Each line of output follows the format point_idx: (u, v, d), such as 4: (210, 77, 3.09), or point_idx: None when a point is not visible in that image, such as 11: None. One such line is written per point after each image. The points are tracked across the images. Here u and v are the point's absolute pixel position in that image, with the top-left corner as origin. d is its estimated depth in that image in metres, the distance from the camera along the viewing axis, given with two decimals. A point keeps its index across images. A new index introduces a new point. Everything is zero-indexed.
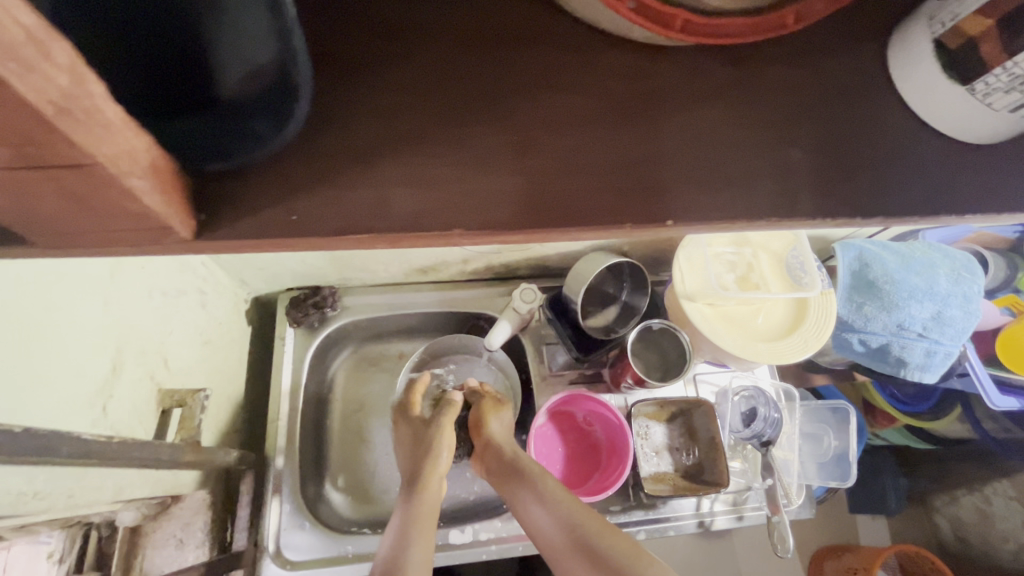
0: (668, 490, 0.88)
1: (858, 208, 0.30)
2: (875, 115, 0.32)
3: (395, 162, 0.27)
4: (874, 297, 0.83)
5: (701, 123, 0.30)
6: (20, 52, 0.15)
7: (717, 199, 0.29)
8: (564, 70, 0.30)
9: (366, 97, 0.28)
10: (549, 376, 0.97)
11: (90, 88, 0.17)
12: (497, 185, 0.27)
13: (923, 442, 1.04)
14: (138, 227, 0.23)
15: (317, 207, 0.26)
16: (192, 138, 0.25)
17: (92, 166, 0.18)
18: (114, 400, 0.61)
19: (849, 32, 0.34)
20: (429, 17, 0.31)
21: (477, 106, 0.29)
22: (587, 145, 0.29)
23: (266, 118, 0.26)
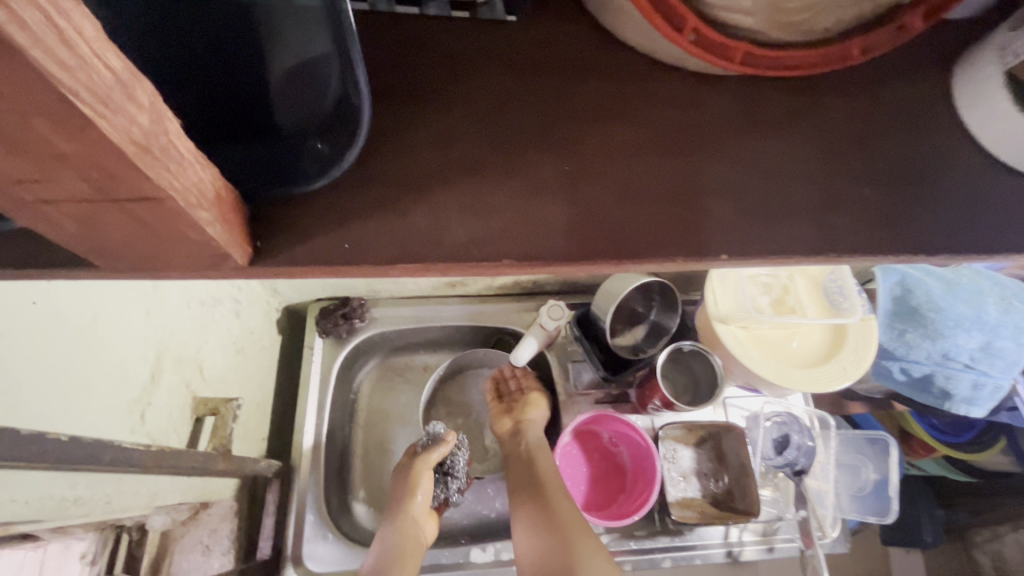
0: (695, 517, 0.86)
1: (923, 245, 0.29)
2: (938, 147, 0.31)
3: (449, 191, 0.27)
4: (916, 324, 0.80)
5: (757, 154, 0.30)
6: (111, 96, 0.15)
7: (774, 232, 0.28)
8: (615, 100, 0.30)
9: (422, 125, 0.29)
10: (575, 395, 0.95)
11: (166, 126, 0.17)
12: (549, 216, 0.27)
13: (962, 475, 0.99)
14: (198, 254, 0.23)
15: (371, 235, 0.26)
16: (262, 162, 0.27)
17: (165, 201, 0.19)
18: (152, 407, 0.62)
19: (909, 61, 0.33)
20: (484, 47, 0.31)
21: (530, 135, 0.29)
22: (640, 175, 0.29)
23: (330, 138, 0.27)
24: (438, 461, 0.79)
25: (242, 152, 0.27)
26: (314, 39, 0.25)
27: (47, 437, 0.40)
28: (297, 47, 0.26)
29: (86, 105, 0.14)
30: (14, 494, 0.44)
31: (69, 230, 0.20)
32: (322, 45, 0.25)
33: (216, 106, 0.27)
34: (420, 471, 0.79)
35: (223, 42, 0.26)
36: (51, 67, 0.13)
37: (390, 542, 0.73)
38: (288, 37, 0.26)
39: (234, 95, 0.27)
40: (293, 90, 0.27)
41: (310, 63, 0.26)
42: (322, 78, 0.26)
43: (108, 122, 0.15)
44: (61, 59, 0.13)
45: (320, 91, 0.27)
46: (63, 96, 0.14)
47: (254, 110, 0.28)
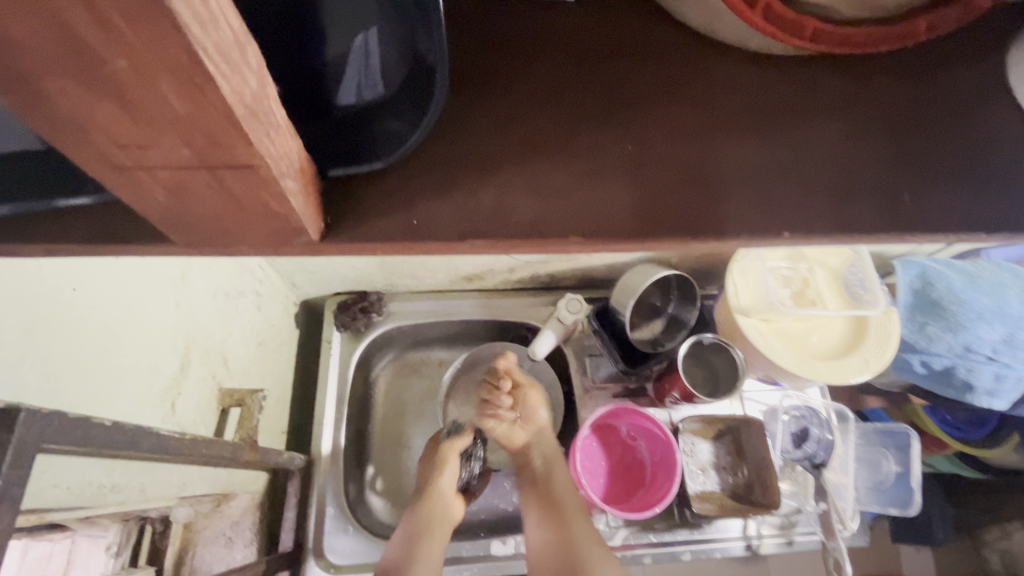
0: (715, 510, 0.86)
1: (982, 224, 0.29)
2: (992, 126, 0.31)
3: (515, 170, 0.28)
4: (937, 317, 0.81)
5: (815, 135, 0.30)
6: (230, 54, 0.15)
7: (838, 213, 0.28)
8: (675, 83, 0.30)
9: (486, 105, 0.29)
10: (592, 389, 0.95)
11: (267, 90, 0.17)
12: (612, 195, 0.27)
13: (977, 470, 0.99)
14: (276, 228, 0.23)
15: (437, 214, 0.26)
16: (337, 141, 0.27)
17: (258, 167, 0.19)
18: (181, 397, 0.62)
19: (961, 45, 0.33)
20: (544, 31, 0.31)
21: (594, 117, 0.29)
22: (701, 154, 0.29)
23: (402, 115, 0.26)
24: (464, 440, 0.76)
25: (318, 132, 0.27)
26: (366, 20, 0.24)
27: (92, 423, 0.40)
28: (348, 29, 0.25)
29: (209, 61, 0.14)
30: (58, 480, 0.44)
31: (159, 199, 0.20)
32: (375, 24, 0.25)
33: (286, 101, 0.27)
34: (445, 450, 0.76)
35: (277, 39, 0.25)
36: (190, 23, 0.13)
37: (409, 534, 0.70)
38: (341, 23, 0.25)
39: (299, 87, 0.27)
40: (351, 71, 0.26)
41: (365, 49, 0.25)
42: (376, 57, 0.26)
43: (225, 80, 0.15)
44: (196, 15, 0.13)
45: (361, 74, 0.26)
46: (193, 50, 0.14)
47: (321, 99, 0.27)
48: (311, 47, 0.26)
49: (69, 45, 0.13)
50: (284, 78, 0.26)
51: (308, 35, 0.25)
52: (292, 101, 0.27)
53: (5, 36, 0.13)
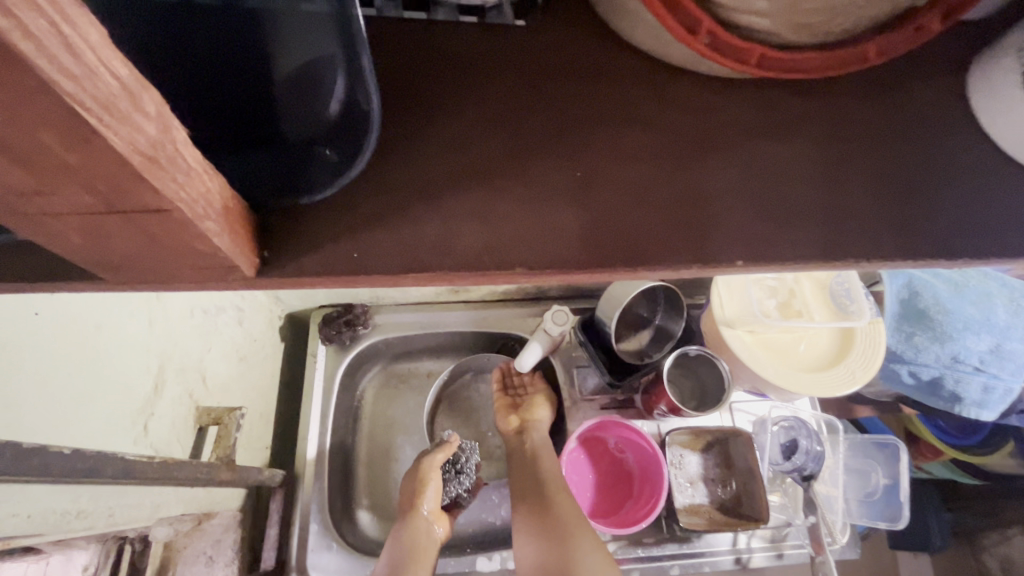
0: (704, 524, 0.85)
1: (941, 249, 0.28)
2: (951, 148, 0.31)
3: (460, 198, 0.27)
4: (924, 327, 0.79)
5: (770, 158, 0.29)
6: (116, 104, 0.14)
7: (794, 237, 0.28)
8: (627, 105, 0.30)
9: (432, 131, 0.28)
10: (580, 401, 0.94)
11: (173, 135, 0.17)
12: (561, 223, 0.27)
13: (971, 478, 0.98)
14: (205, 265, 0.23)
15: (378, 245, 0.26)
16: (273, 170, 0.26)
17: (172, 212, 0.18)
18: (155, 418, 0.61)
19: (926, 64, 0.32)
20: (493, 52, 0.31)
21: (544, 142, 0.28)
22: (652, 179, 0.28)
23: (338, 146, 0.26)
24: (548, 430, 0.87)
25: (258, 161, 0.26)
26: (321, 42, 0.24)
27: (48, 451, 0.39)
28: (307, 44, 0.24)
29: (89, 113, 0.14)
30: (15, 509, 0.43)
31: (74, 241, 0.20)
32: (329, 50, 0.24)
33: (220, 113, 0.26)
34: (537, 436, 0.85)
35: (229, 44, 0.25)
36: (57, 78, 0.13)
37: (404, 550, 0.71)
38: (296, 40, 0.24)
39: (240, 96, 0.26)
40: (304, 89, 0.25)
41: (320, 75, 0.25)
42: (329, 79, 0.25)
43: (113, 131, 0.14)
44: (64, 67, 0.13)
45: (326, 94, 0.25)
46: (67, 104, 0.13)
47: (264, 113, 0.26)
48: (259, 58, 0.25)
49: None
50: (221, 85, 0.25)
51: (261, 44, 0.24)
52: (230, 116, 0.26)
53: None
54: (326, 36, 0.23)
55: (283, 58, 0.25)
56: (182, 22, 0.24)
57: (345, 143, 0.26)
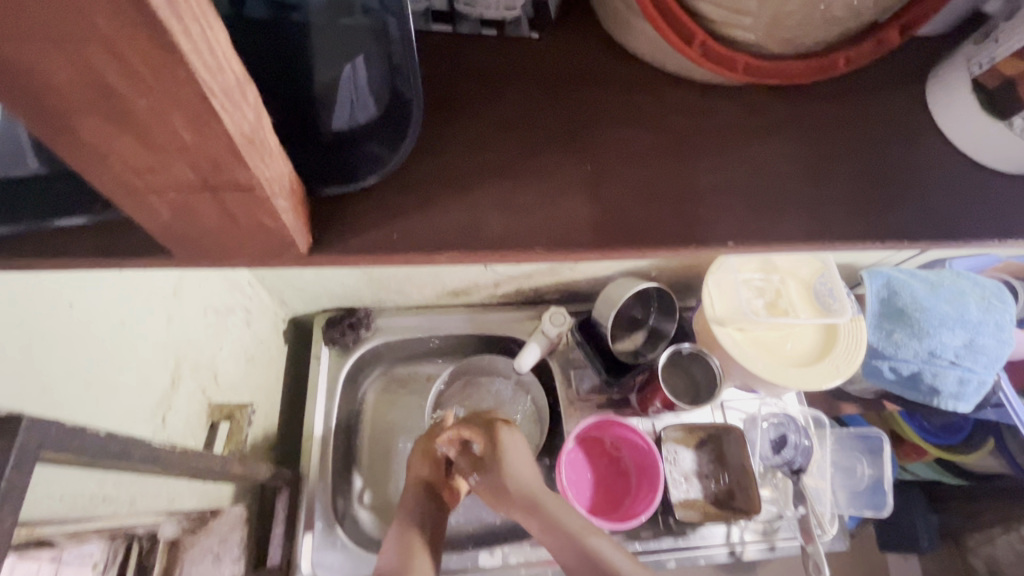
0: (699, 517, 0.89)
1: (905, 233, 0.32)
2: (915, 146, 0.35)
3: (486, 190, 0.31)
4: (904, 324, 0.84)
5: (758, 155, 0.33)
6: (231, 94, 0.18)
7: (778, 224, 0.32)
8: (631, 108, 0.34)
9: (460, 131, 0.32)
10: (576, 401, 0.97)
11: (262, 123, 0.20)
12: (574, 210, 0.31)
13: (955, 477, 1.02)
14: (267, 241, 0.26)
15: (415, 229, 0.29)
16: (321, 161, 0.30)
17: (255, 189, 0.22)
18: (172, 412, 0.64)
19: (891, 75, 0.37)
20: (510, 59, 0.34)
21: (559, 140, 0.32)
22: (656, 173, 0.32)
23: (380, 139, 0.30)
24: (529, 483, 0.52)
25: (304, 156, 0.29)
26: (359, 49, 0.27)
27: (88, 432, 0.41)
28: (342, 55, 0.27)
29: (215, 102, 0.17)
30: (50, 491, 0.45)
31: (164, 217, 0.23)
32: (367, 56, 0.27)
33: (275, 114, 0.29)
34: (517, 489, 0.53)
35: (279, 52, 0.27)
36: (197, 67, 0.16)
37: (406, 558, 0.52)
38: (337, 49, 0.27)
39: (290, 97, 0.29)
40: (343, 92, 0.28)
41: (359, 79, 0.28)
42: (366, 82, 0.28)
43: (228, 116, 0.18)
44: (203, 60, 0.16)
45: (349, 99, 0.28)
46: (202, 93, 0.17)
47: (312, 114, 0.29)
48: (303, 64, 0.27)
49: (100, 91, 0.16)
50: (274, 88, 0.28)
51: (304, 50, 0.27)
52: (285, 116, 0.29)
53: (42, 81, 0.16)
54: (366, 43, 0.26)
55: (324, 63, 0.27)
56: (239, 35, 0.27)
57: (385, 136, 0.29)
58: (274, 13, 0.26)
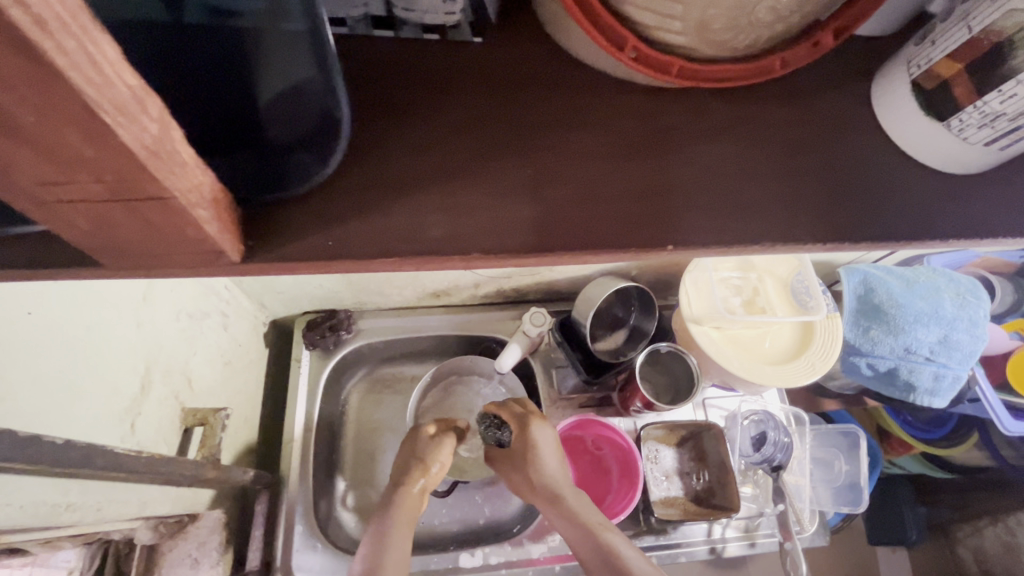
0: (679, 514, 0.89)
1: (847, 235, 0.33)
2: (860, 146, 0.35)
3: (426, 194, 0.30)
4: (880, 321, 0.85)
5: (704, 157, 0.33)
6: (127, 107, 0.18)
7: (723, 225, 0.32)
8: (577, 110, 0.33)
9: (401, 135, 0.31)
10: (558, 400, 0.97)
11: (171, 133, 0.20)
12: (516, 214, 0.30)
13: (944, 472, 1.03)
14: (195, 250, 0.26)
15: (351, 234, 0.29)
16: (254, 170, 0.29)
17: (169, 199, 0.21)
18: (142, 417, 0.63)
19: (839, 76, 0.37)
20: (456, 62, 0.34)
21: (502, 143, 0.32)
22: (600, 176, 0.32)
23: (313, 149, 0.30)
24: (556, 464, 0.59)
25: (240, 164, 0.29)
26: (299, 59, 0.26)
27: (42, 440, 0.41)
28: (280, 69, 0.26)
29: (108, 116, 0.17)
30: (9, 499, 0.45)
31: (83, 227, 0.23)
32: (304, 66, 0.26)
33: (212, 119, 0.29)
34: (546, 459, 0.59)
35: (218, 56, 0.26)
36: (80, 82, 0.16)
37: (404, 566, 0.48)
38: (278, 58, 0.26)
39: (226, 102, 0.28)
40: (281, 101, 0.28)
41: (298, 89, 0.27)
42: (300, 92, 0.28)
43: (125, 129, 0.18)
44: (86, 75, 0.16)
45: (305, 104, 0.28)
46: (89, 107, 0.17)
47: (248, 121, 0.29)
48: (245, 69, 0.27)
49: None
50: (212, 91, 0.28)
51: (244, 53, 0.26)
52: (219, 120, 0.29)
53: None
54: (300, 55, 0.26)
55: (265, 70, 0.27)
56: (179, 37, 0.26)
57: (319, 145, 0.30)
58: (211, 20, 0.25)
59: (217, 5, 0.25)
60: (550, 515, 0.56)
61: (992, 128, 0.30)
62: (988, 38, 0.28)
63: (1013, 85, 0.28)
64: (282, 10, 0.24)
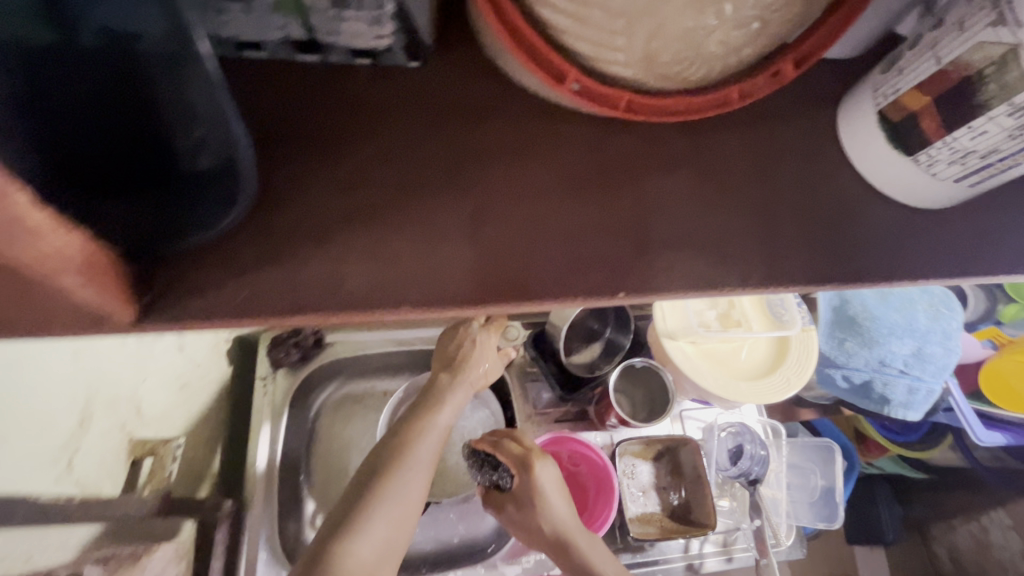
0: (656, 533, 0.86)
1: (813, 276, 0.31)
2: (828, 180, 0.33)
3: (349, 239, 0.27)
4: (854, 333, 0.84)
5: (658, 193, 0.31)
6: None
7: (677, 268, 0.30)
8: (523, 144, 0.31)
9: (324, 173, 0.28)
10: (534, 415, 0.93)
11: (15, 200, 0.17)
12: (450, 260, 0.28)
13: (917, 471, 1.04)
14: (76, 314, 0.23)
15: (263, 288, 0.26)
16: (144, 218, 0.24)
17: (24, 265, 0.19)
18: (81, 453, 0.59)
19: (806, 101, 0.35)
20: (388, 91, 0.31)
21: (437, 180, 0.29)
22: (544, 215, 0.30)
23: (215, 198, 0.26)
24: (559, 511, 0.61)
25: (129, 207, 0.24)
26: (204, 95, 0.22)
27: None
28: (185, 105, 0.23)
29: None
30: None
31: None
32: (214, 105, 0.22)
33: (88, 156, 0.23)
34: (546, 505, 0.61)
35: (109, 85, 0.22)
36: None
37: (372, 554, 0.47)
38: (182, 90, 0.22)
39: (110, 135, 0.23)
40: (183, 139, 0.24)
41: (205, 128, 0.23)
42: (206, 132, 0.24)
43: None
44: None
45: (206, 147, 0.24)
46: None
47: (142, 156, 0.24)
48: (144, 103, 0.22)
49: None
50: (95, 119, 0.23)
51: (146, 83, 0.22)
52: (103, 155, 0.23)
53: None
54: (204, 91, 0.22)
55: (167, 100, 0.23)
56: (51, 64, 0.20)
57: (222, 193, 0.26)
58: (108, 43, 0.21)
59: (112, 28, 0.20)
60: (558, 562, 0.61)
61: (962, 165, 0.28)
62: (957, 70, 0.26)
63: (984, 121, 0.26)
64: (184, 38, 0.20)
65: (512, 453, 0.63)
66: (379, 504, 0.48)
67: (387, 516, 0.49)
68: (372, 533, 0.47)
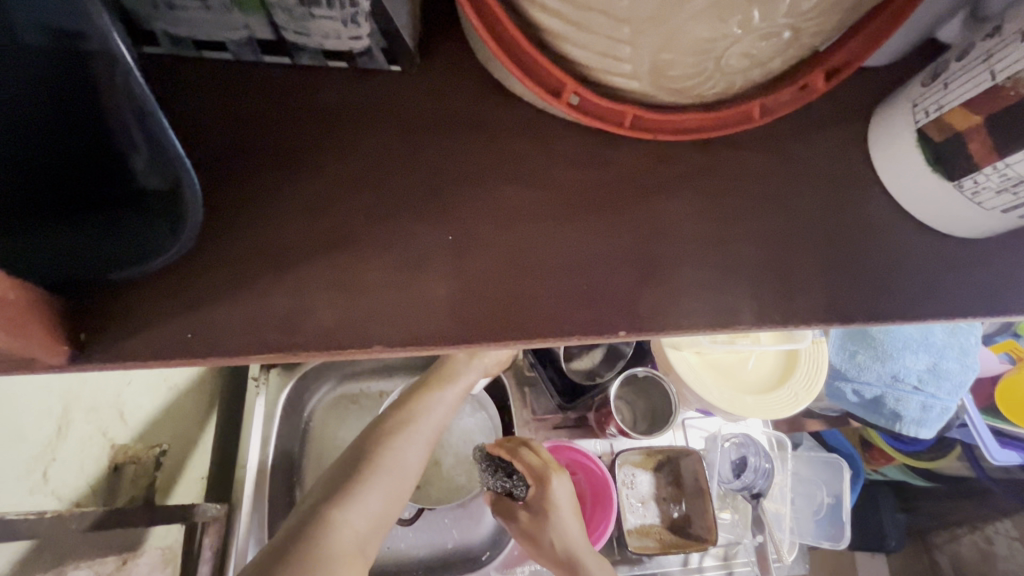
0: (654, 546, 0.81)
1: (835, 312, 0.28)
2: (854, 204, 0.30)
3: (316, 267, 0.25)
4: (867, 346, 0.79)
5: (664, 217, 0.28)
6: None
7: (684, 303, 0.26)
8: (515, 161, 0.27)
9: (289, 193, 0.25)
10: (532, 422, 0.86)
11: None
12: (430, 293, 0.25)
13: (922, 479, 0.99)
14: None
15: (219, 323, 0.24)
16: (89, 242, 0.22)
17: None
18: (58, 462, 0.57)
19: (831, 114, 0.31)
20: (364, 98, 0.27)
21: (417, 202, 0.26)
22: (537, 243, 0.26)
23: (164, 224, 0.23)
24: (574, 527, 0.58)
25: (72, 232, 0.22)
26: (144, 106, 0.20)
27: None
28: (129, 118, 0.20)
29: None
30: None
31: None
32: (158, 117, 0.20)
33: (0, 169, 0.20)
34: (560, 520, 0.58)
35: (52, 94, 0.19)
36: None
37: (365, 526, 0.45)
38: (124, 99, 0.20)
39: (50, 147, 0.20)
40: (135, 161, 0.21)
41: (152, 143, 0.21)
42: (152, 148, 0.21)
43: None
44: None
45: (157, 167, 0.21)
46: None
47: (75, 172, 0.21)
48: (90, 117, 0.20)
49: None
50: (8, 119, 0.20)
51: (87, 88, 0.19)
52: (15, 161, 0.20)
53: None
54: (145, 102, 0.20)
55: (111, 110, 0.20)
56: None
57: (171, 217, 0.23)
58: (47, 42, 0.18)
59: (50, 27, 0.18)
60: None
61: (1013, 194, 0.25)
62: (1017, 88, 0.23)
63: None
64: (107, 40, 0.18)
65: (529, 464, 0.61)
66: (373, 475, 0.47)
67: (382, 489, 0.47)
68: (363, 505, 0.45)
